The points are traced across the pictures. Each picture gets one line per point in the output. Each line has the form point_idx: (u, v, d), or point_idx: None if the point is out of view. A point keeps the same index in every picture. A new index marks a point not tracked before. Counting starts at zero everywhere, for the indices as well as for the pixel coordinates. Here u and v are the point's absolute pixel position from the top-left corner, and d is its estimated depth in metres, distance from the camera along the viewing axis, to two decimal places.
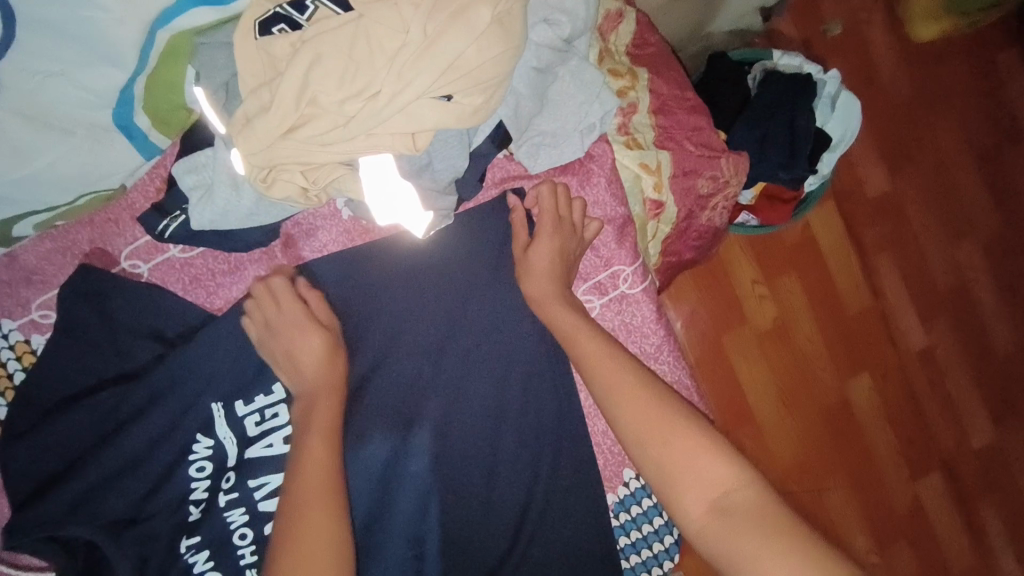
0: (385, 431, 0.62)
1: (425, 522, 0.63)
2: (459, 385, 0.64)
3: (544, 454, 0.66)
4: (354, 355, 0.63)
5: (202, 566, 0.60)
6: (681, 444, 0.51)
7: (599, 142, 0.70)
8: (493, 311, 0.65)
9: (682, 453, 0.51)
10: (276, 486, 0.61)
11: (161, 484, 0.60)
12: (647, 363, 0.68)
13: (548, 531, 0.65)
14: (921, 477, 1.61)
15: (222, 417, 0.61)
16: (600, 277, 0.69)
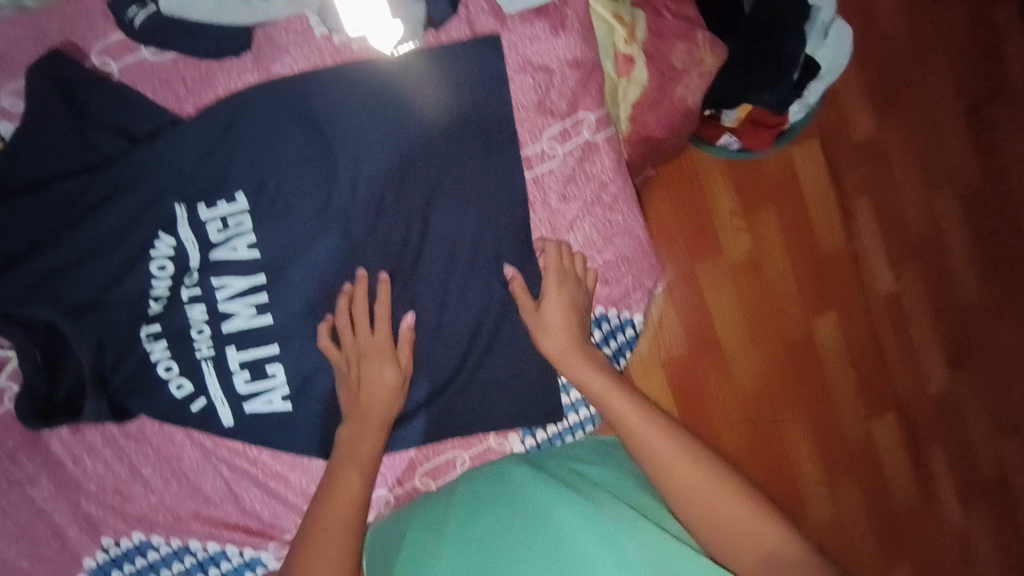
0: (359, 242, 0.66)
1: (390, 330, 0.68)
2: (425, 211, 0.66)
3: (499, 286, 0.69)
4: (323, 170, 0.64)
5: (159, 356, 0.63)
6: (653, 438, 0.64)
7: None
8: (462, 142, 0.66)
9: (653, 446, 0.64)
10: (236, 290, 0.64)
11: (123, 276, 0.62)
12: (604, 212, 0.69)
13: (497, 356, 0.70)
14: (875, 415, 1.69)
15: (184, 218, 0.63)
16: (564, 124, 0.68)
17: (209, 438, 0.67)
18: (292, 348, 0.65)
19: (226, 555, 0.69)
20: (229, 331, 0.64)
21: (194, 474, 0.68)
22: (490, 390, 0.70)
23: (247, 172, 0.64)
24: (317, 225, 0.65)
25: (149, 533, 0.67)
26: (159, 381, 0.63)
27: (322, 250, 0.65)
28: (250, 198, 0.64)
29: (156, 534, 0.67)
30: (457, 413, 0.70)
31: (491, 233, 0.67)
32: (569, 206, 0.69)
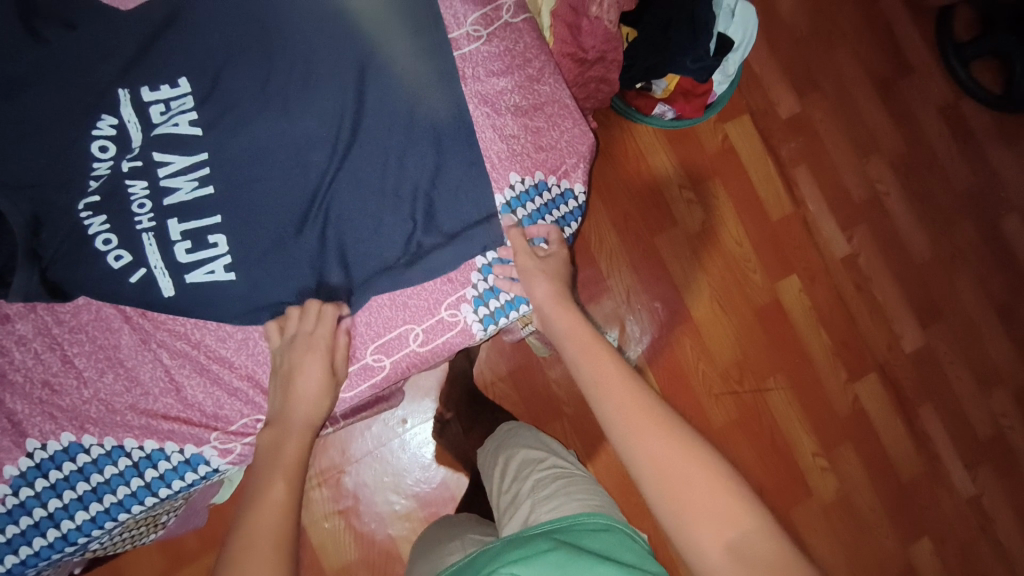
0: (299, 119, 0.67)
1: (324, 201, 0.68)
2: (359, 87, 0.69)
3: (430, 154, 0.70)
4: (261, 53, 0.68)
5: (98, 229, 0.63)
6: (633, 403, 0.59)
7: None
8: (392, 23, 0.70)
9: (634, 409, 0.58)
10: (180, 165, 0.65)
11: (65, 156, 0.64)
12: (532, 86, 0.74)
13: (440, 227, 0.70)
14: (860, 378, 1.47)
15: (127, 100, 0.65)
16: (486, 10, 0.74)
17: (149, 320, 0.65)
18: (235, 218, 0.65)
19: (162, 454, 0.64)
20: (170, 204, 0.64)
21: (130, 364, 0.64)
22: (434, 260, 0.69)
23: (188, 59, 0.67)
24: (257, 102, 0.67)
25: (77, 433, 0.62)
26: (96, 254, 0.63)
27: (264, 125, 0.67)
28: (192, 82, 0.67)
29: (87, 432, 0.62)
30: (406, 286, 0.70)
31: (420, 104, 0.69)
32: (498, 80, 0.73)
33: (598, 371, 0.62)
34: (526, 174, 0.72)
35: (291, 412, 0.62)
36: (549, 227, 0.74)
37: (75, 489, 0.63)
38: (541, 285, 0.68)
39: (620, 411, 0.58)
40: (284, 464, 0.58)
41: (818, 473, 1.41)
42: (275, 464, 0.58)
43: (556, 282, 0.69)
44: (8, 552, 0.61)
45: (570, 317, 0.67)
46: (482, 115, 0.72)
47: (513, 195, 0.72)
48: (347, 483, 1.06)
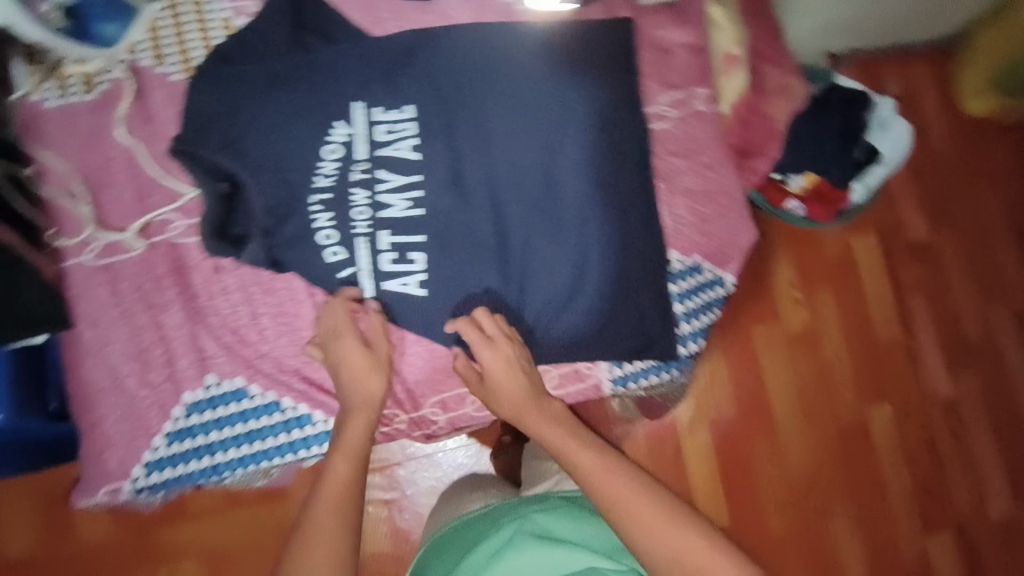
0: (500, 163, 0.75)
1: (507, 239, 0.75)
2: (559, 145, 0.75)
3: (613, 217, 0.75)
4: (482, 98, 0.76)
5: (321, 224, 0.72)
6: (613, 482, 0.67)
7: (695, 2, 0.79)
8: (604, 95, 0.76)
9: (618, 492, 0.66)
10: (398, 184, 0.74)
11: (301, 149, 0.73)
12: (705, 176, 0.78)
13: (604, 288, 0.75)
14: (932, 529, 1.44)
15: (361, 115, 0.74)
16: (678, 94, 0.78)
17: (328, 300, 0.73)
18: (436, 240, 0.74)
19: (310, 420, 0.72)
20: (385, 218, 0.73)
21: (303, 334, 0.73)
22: (596, 316, 0.75)
23: (417, 89, 0.76)
24: (472, 142, 0.75)
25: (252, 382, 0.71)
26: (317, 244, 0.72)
27: (478, 168, 0.75)
28: (415, 110, 0.76)
29: (258, 383, 0.71)
30: (567, 334, 0.75)
31: (610, 172, 0.75)
32: (677, 161, 0.77)
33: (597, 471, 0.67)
34: (687, 253, 0.77)
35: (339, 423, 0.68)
36: (699, 306, 0.78)
37: (234, 428, 0.71)
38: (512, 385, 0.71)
39: (619, 506, 0.65)
40: (346, 448, 0.66)
41: None
42: (335, 447, 0.67)
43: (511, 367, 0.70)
44: (168, 465, 0.70)
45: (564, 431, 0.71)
46: (664, 192, 0.77)
47: (670, 269, 0.77)
48: (399, 475, 1.07)
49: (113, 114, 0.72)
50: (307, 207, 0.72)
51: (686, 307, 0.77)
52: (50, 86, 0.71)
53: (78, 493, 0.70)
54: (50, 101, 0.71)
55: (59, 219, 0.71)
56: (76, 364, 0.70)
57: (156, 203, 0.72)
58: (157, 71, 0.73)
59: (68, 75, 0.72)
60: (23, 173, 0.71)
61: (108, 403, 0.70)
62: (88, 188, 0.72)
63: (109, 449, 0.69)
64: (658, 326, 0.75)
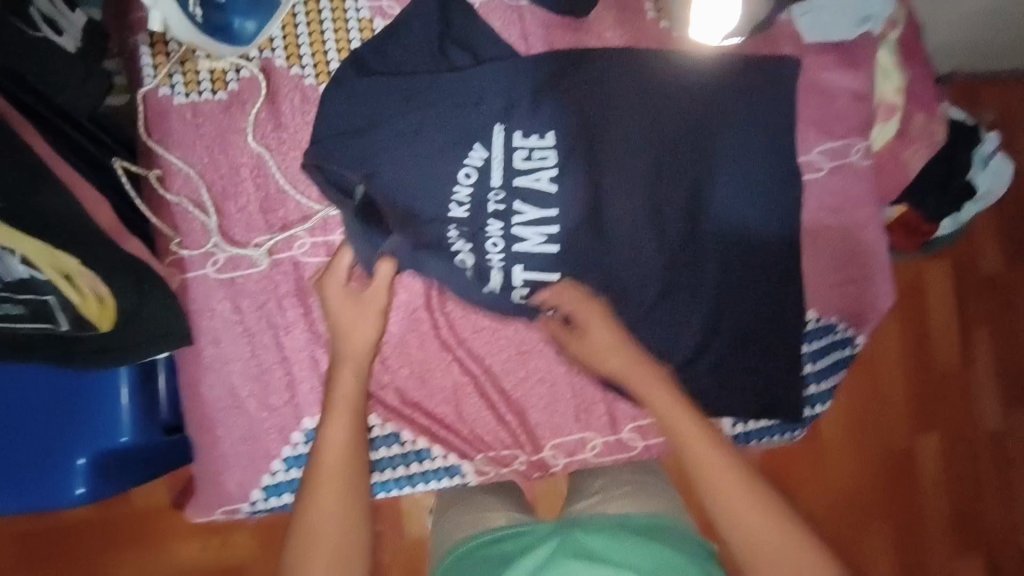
0: (642, 205, 0.71)
1: (644, 285, 0.71)
2: (707, 190, 0.72)
3: (759, 271, 0.72)
4: (629, 132, 0.71)
5: (456, 254, 0.69)
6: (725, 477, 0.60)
7: (867, 47, 0.73)
8: (763, 141, 0.72)
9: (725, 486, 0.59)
10: (533, 216, 0.70)
11: (438, 171, 0.69)
12: (855, 233, 0.74)
13: (739, 346, 0.72)
14: (963, 554, 1.56)
15: (501, 138, 0.70)
16: (837, 143, 0.73)
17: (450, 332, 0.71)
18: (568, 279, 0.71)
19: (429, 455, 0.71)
20: (518, 252, 0.70)
21: (427, 366, 0.71)
22: (731, 372, 0.72)
23: (563, 116, 0.71)
24: (614, 179, 0.71)
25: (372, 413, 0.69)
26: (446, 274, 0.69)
27: (618, 209, 0.72)
28: (557, 138, 0.71)
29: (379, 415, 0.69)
30: (699, 389, 0.71)
31: (758, 225, 0.72)
32: (826, 215, 0.74)
33: (703, 456, 0.61)
34: (824, 313, 0.74)
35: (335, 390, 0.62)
36: (828, 368, 0.75)
37: None
38: (605, 350, 0.65)
39: (723, 496, 0.59)
40: (340, 401, 0.62)
41: None
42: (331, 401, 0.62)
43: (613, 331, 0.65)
44: (286, 490, 0.69)
45: (671, 397, 0.63)
46: (807, 246, 0.74)
47: (805, 330, 0.73)
48: None
49: (244, 117, 0.68)
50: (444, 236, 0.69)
51: (815, 369, 0.74)
52: (179, 81, 0.67)
53: (195, 509, 0.69)
54: (178, 98, 0.67)
55: (178, 226, 0.67)
56: (192, 381, 0.67)
57: (283, 219, 0.69)
58: (290, 73, 0.69)
59: (197, 71, 0.67)
60: (146, 175, 0.66)
61: (227, 424, 0.68)
62: (211, 198, 0.67)
63: (228, 469, 0.68)
64: (788, 387, 0.72)
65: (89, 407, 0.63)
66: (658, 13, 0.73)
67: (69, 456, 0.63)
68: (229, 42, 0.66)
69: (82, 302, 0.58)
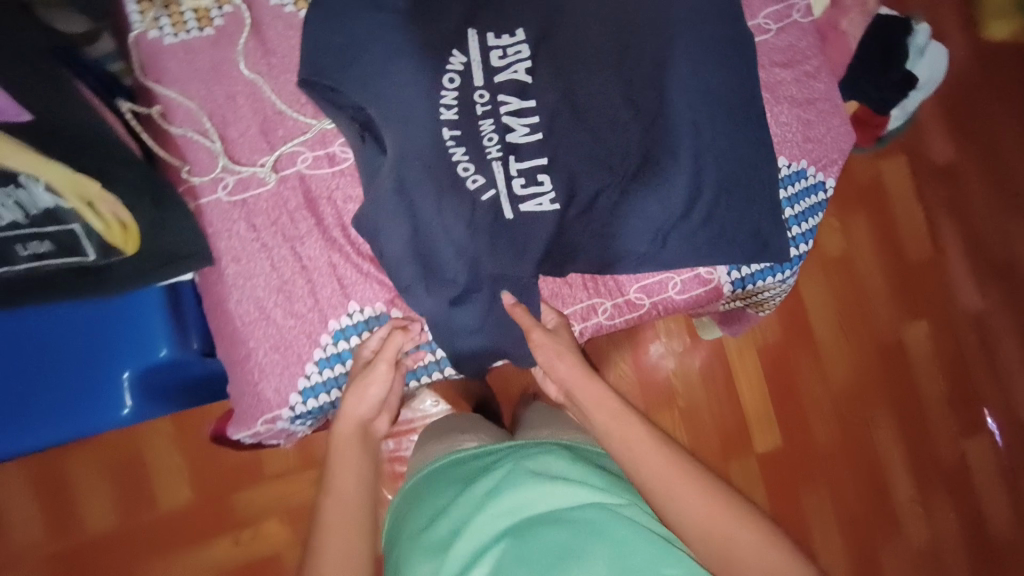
0: (611, 82, 0.77)
1: (626, 153, 0.77)
2: (669, 61, 0.78)
3: (725, 129, 0.78)
4: (595, 21, 0.77)
5: (458, 153, 0.73)
6: (669, 473, 0.65)
7: None
8: (712, 11, 0.79)
9: (670, 481, 0.64)
10: (519, 105, 0.75)
11: (418, 77, 0.73)
12: (810, 82, 0.82)
13: (725, 201, 0.77)
14: (968, 435, 1.66)
15: (475, 42, 0.75)
16: (779, 6, 0.82)
17: (477, 226, 0.74)
18: (559, 161, 0.76)
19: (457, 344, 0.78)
20: (512, 142, 0.75)
21: (451, 259, 0.74)
22: (725, 223, 0.77)
23: (528, 14, 0.77)
24: (585, 61, 0.77)
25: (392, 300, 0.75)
26: (445, 168, 0.73)
27: (592, 90, 0.77)
28: (523, 35, 0.77)
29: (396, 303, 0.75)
30: (700, 241, 0.77)
31: (720, 85, 0.78)
32: (780, 71, 0.81)
33: (637, 446, 0.67)
34: (794, 159, 0.80)
35: (340, 440, 0.67)
36: (807, 211, 0.80)
37: None
38: (563, 366, 0.73)
39: (659, 485, 0.64)
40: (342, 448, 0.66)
41: (912, 518, 1.61)
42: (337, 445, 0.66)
43: (573, 355, 0.73)
44: (322, 391, 0.72)
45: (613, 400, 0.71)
46: (769, 100, 0.80)
47: (779, 175, 0.79)
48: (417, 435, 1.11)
49: (233, 48, 0.73)
50: (444, 144, 0.73)
51: (794, 213, 0.79)
52: (166, 22, 0.72)
53: (236, 426, 0.72)
54: (168, 38, 0.72)
55: (188, 156, 0.71)
56: (219, 300, 0.71)
57: (282, 137, 0.73)
58: (272, 4, 0.74)
59: (181, 11, 0.72)
60: (149, 113, 0.71)
61: (259, 334, 0.71)
62: (212, 125, 0.72)
63: (262, 378, 0.70)
64: (773, 231, 0.78)
65: (124, 330, 0.68)
66: None
67: (112, 377, 0.67)
68: None
69: (106, 228, 0.62)
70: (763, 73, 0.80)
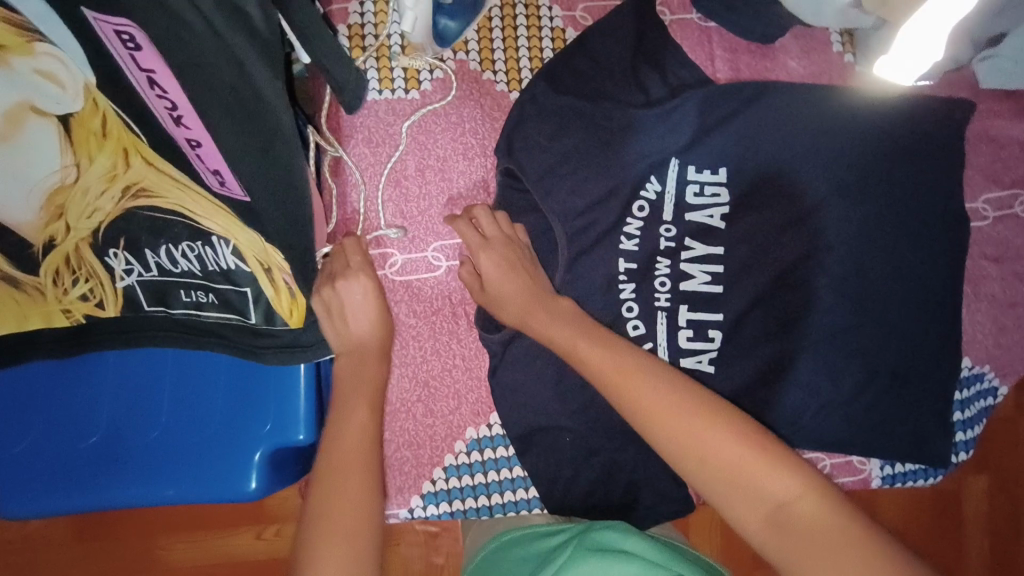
0: (802, 239, 0.71)
1: (808, 322, 0.70)
2: (874, 230, 0.71)
3: (921, 315, 0.72)
4: (807, 169, 0.71)
5: (627, 292, 0.69)
6: (722, 454, 0.51)
7: None
8: (933, 182, 0.72)
9: (729, 466, 0.51)
10: (700, 254, 0.70)
11: (609, 197, 0.69)
12: (1015, 283, 0.76)
13: (899, 394, 0.72)
14: None
15: (676, 171, 0.70)
16: (1002, 193, 0.76)
17: (563, 347, 0.60)
18: (732, 316, 0.71)
19: (570, 487, 0.69)
20: (685, 290, 0.70)
21: (589, 402, 0.67)
22: (897, 415, 0.72)
23: (738, 150, 0.71)
24: (783, 213, 0.71)
25: (501, 414, 0.69)
26: (531, 268, 0.64)
27: (785, 246, 0.71)
28: (729, 175, 0.71)
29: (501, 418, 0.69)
30: (863, 428, 0.72)
31: (922, 272, 0.72)
32: (987, 264, 0.76)
33: (640, 382, 0.55)
34: (974, 360, 0.75)
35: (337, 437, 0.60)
36: (976, 416, 0.76)
37: (485, 475, 0.70)
38: (495, 269, 0.63)
39: (721, 471, 0.51)
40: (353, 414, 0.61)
41: None
42: (350, 400, 0.62)
43: (508, 261, 0.63)
44: (444, 499, 0.69)
45: (715, 427, 0.52)
46: (967, 292, 0.75)
47: (959, 376, 0.75)
48: None
49: (436, 120, 0.70)
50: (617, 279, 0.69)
51: (960, 419, 0.75)
52: (374, 75, 0.69)
53: None
54: (373, 93, 0.69)
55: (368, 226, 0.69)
56: None
57: (463, 225, 0.70)
58: (483, 77, 0.71)
59: (392, 66, 0.69)
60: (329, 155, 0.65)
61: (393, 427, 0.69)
62: (397, 198, 0.69)
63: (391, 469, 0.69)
64: (937, 436, 0.73)
65: (268, 397, 0.63)
66: (842, 46, 0.77)
67: (244, 447, 0.62)
68: (436, 42, 0.66)
69: (275, 296, 0.60)
70: (971, 264, 0.75)
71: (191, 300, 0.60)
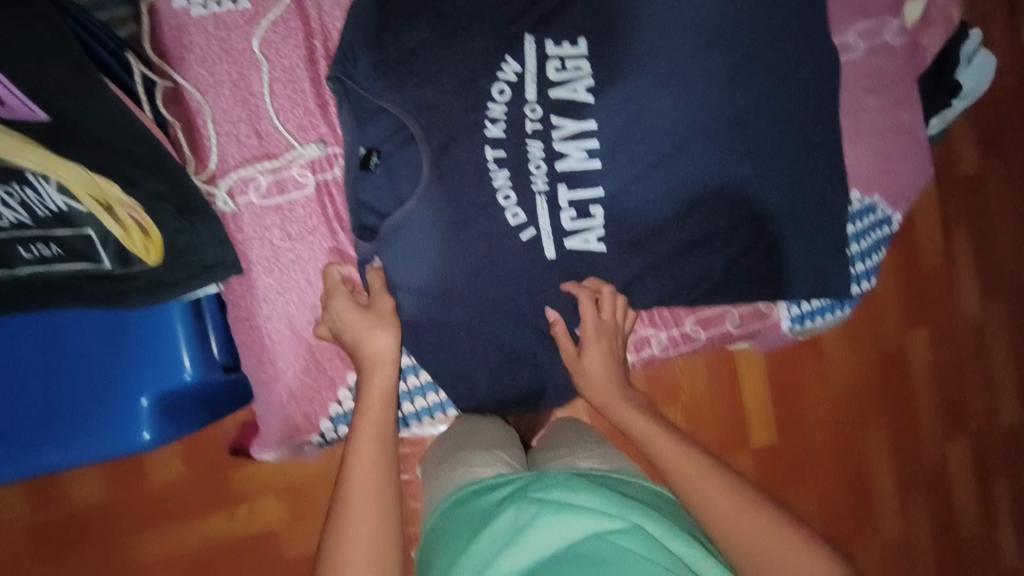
0: (675, 100, 0.69)
1: (687, 185, 0.70)
2: (742, 80, 0.70)
3: (800, 156, 0.72)
4: (669, 25, 0.69)
5: (501, 181, 0.67)
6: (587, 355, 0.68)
7: None
8: (795, 21, 0.72)
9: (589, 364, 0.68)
10: (570, 132, 0.68)
11: (469, 82, 0.66)
12: (892, 111, 0.76)
13: (792, 235, 0.73)
14: (953, 437, 1.38)
15: (534, 49, 0.68)
16: (870, 23, 0.76)
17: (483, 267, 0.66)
18: (615, 190, 0.69)
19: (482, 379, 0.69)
20: (562, 171, 0.68)
21: (484, 296, 0.67)
22: (794, 257, 0.73)
23: (597, 17, 0.69)
24: (650, 75, 0.69)
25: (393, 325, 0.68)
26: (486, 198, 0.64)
27: (658, 110, 0.69)
28: (590, 45, 0.68)
29: None
30: (762, 275, 0.73)
31: (795, 114, 0.71)
32: (865, 97, 0.76)
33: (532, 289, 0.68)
34: (865, 192, 0.76)
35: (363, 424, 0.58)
36: (872, 246, 0.78)
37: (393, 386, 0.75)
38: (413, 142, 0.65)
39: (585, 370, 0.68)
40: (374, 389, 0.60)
41: (890, 515, 1.32)
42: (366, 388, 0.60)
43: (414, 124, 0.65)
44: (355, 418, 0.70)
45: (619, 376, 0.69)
46: (846, 127, 0.75)
47: (850, 210, 0.75)
48: None
49: (270, 28, 0.65)
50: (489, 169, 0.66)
51: (857, 251, 0.76)
52: None
53: (259, 447, 0.70)
54: (196, 9, 0.62)
55: (207, 151, 0.64)
56: (246, 314, 0.65)
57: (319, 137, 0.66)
58: None
59: None
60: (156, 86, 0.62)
61: (283, 358, 0.66)
62: (244, 119, 0.64)
63: (290, 400, 0.67)
64: (837, 271, 0.74)
65: (145, 342, 0.61)
66: None
67: (129, 396, 0.60)
68: None
69: (125, 235, 0.56)
70: (848, 99, 0.75)
71: (34, 257, 0.54)
